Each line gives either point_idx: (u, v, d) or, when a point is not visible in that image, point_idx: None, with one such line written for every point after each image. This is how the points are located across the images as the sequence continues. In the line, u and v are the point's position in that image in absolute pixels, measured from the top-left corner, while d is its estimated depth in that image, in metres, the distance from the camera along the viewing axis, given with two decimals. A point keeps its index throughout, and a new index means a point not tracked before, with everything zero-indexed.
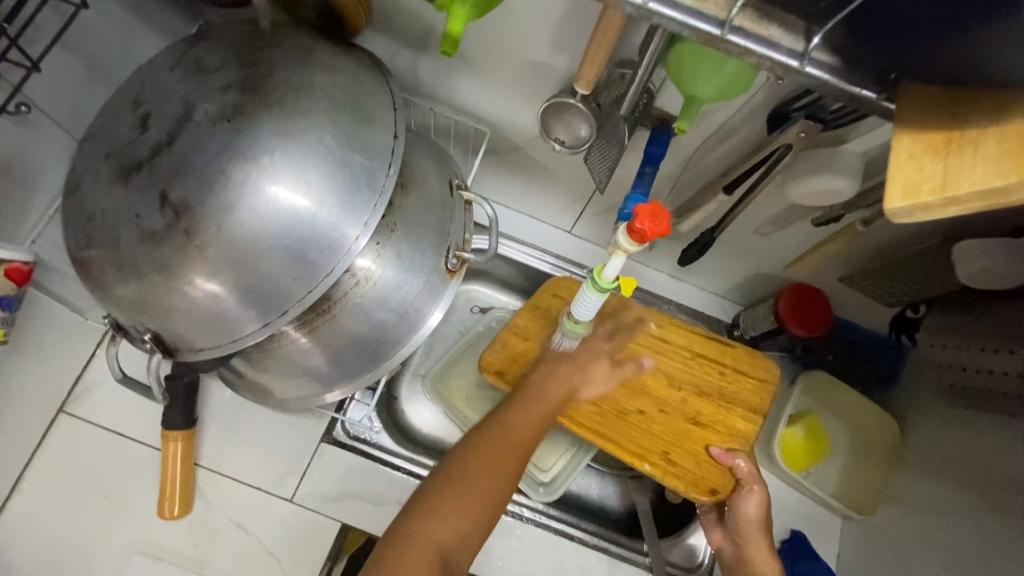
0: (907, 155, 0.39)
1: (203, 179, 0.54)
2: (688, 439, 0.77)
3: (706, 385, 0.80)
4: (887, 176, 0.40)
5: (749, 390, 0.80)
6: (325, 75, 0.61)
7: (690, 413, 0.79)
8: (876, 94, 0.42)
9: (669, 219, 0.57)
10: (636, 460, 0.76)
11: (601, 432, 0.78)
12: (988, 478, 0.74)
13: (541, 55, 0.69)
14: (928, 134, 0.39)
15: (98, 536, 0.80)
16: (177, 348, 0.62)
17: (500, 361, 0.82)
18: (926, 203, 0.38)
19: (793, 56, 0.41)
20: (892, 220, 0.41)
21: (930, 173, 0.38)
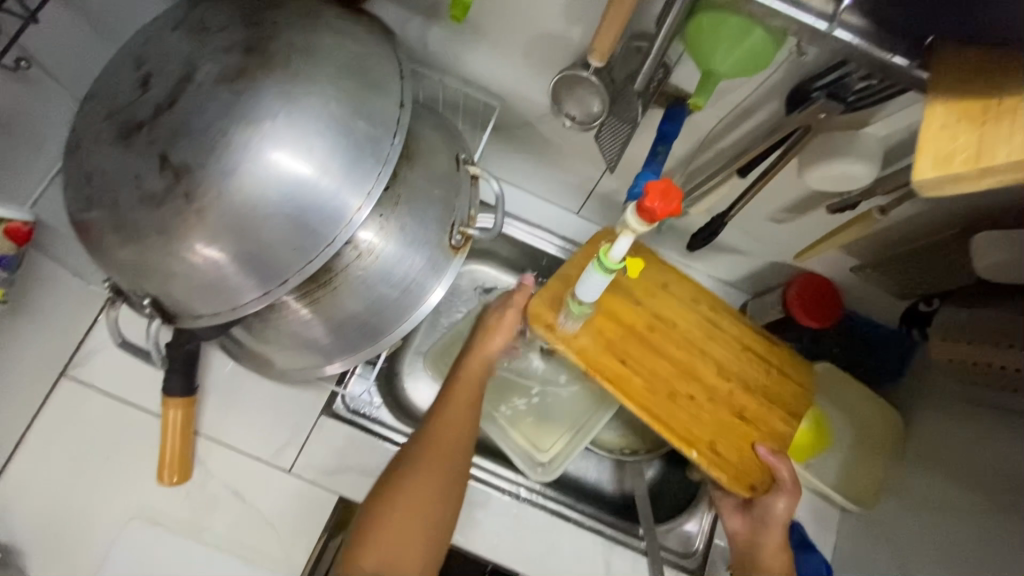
0: (941, 125, 0.43)
1: (203, 140, 0.53)
2: (732, 431, 0.76)
3: (751, 380, 0.80)
4: (920, 146, 0.43)
5: (790, 394, 0.80)
6: (331, 39, 0.59)
7: (736, 406, 0.78)
8: (908, 62, 0.45)
9: (681, 199, 0.55)
10: (682, 444, 0.74)
11: (650, 410, 0.75)
12: (994, 475, 0.73)
13: (554, 26, 0.66)
14: (964, 103, 0.43)
15: (99, 499, 0.81)
16: (177, 314, 0.61)
17: (551, 314, 0.77)
18: (957, 174, 0.41)
19: (821, 18, 0.44)
20: (920, 191, 0.44)
21: (964, 143, 0.42)
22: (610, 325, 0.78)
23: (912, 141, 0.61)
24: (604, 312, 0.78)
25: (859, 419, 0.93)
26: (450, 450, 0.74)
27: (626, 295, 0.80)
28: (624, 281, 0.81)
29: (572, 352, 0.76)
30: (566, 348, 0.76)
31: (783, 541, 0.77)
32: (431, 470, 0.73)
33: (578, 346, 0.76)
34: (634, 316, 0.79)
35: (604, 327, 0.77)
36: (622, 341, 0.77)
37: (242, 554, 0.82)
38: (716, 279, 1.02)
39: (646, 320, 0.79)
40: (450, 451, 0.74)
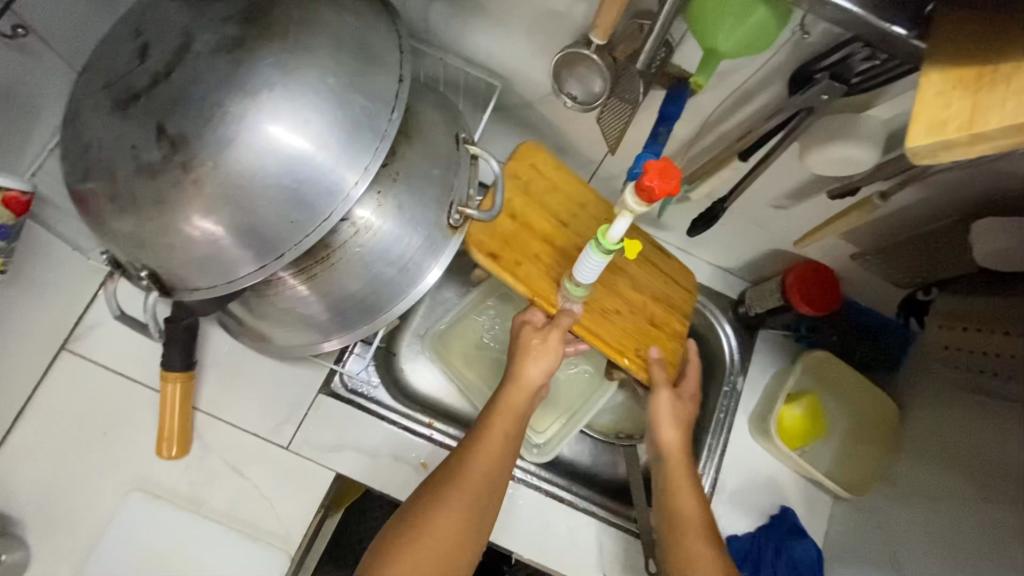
0: (935, 92, 0.42)
1: (200, 111, 0.53)
2: (647, 338, 0.83)
3: (656, 290, 0.85)
4: (913, 114, 0.42)
5: (683, 298, 0.87)
6: (331, 11, 0.59)
7: (650, 315, 0.84)
8: (907, 32, 0.44)
9: (680, 177, 0.55)
10: (614, 355, 0.80)
11: (590, 328, 0.80)
12: (986, 465, 0.73)
13: (557, 3, 0.65)
14: (960, 68, 0.41)
15: (97, 471, 0.82)
16: (174, 287, 0.61)
17: (490, 243, 0.79)
18: (950, 140, 0.40)
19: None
20: (917, 159, 0.44)
21: (957, 110, 0.40)
22: (543, 248, 0.81)
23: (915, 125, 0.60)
24: (535, 235, 0.81)
25: (853, 406, 0.95)
26: (487, 487, 0.69)
27: (554, 215, 0.83)
28: (551, 205, 0.83)
29: (516, 279, 0.79)
30: (511, 276, 0.79)
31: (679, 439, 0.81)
32: (467, 506, 0.67)
33: (521, 274, 0.79)
34: (560, 236, 0.82)
35: (540, 252, 0.81)
36: (555, 264, 0.81)
37: (240, 529, 0.83)
38: (715, 266, 1.02)
39: (573, 241, 0.82)
40: (488, 476, 0.69)
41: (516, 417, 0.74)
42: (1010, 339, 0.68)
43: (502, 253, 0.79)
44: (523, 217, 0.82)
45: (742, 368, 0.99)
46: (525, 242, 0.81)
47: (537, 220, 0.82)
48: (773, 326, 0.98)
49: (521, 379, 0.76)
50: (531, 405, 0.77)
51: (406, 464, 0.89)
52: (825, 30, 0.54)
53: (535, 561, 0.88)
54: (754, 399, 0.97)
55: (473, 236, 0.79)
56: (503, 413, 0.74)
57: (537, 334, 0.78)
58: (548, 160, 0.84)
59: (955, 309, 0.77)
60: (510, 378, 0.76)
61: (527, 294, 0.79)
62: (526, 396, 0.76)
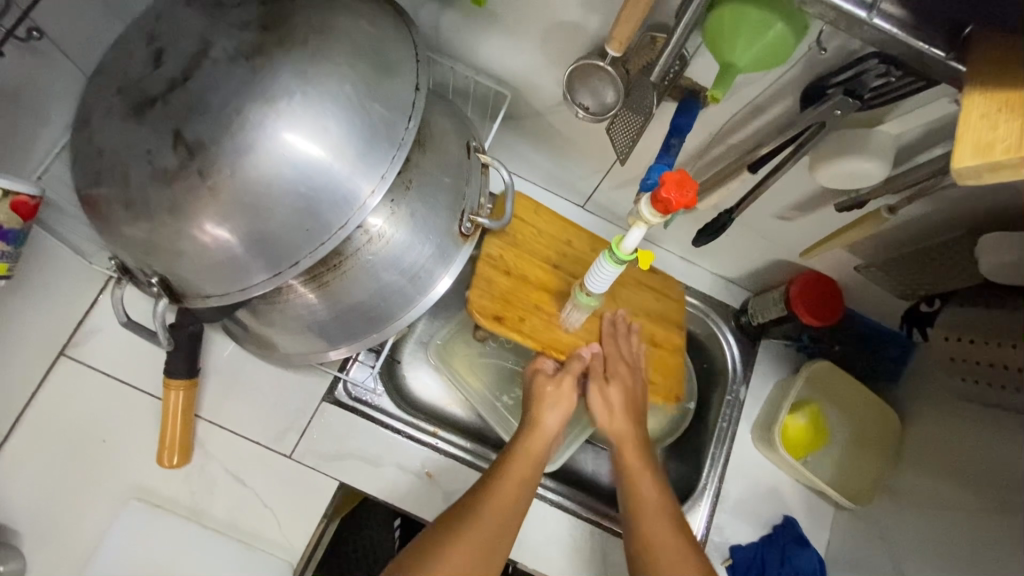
0: (980, 114, 0.42)
1: (218, 116, 0.53)
2: (655, 360, 0.85)
3: (648, 308, 0.88)
4: (957, 137, 0.43)
5: (674, 310, 0.89)
6: (349, 19, 0.58)
7: (649, 336, 0.86)
8: (945, 54, 0.45)
9: (697, 189, 0.55)
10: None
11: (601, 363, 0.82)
12: (989, 476, 0.74)
13: (572, 14, 0.66)
14: (1003, 93, 0.42)
15: (96, 480, 0.81)
16: (184, 294, 0.61)
17: (491, 304, 0.78)
18: (997, 162, 0.40)
19: (861, 6, 0.44)
20: (962, 180, 0.43)
21: (1004, 132, 0.40)
22: (542, 297, 0.81)
23: (924, 140, 0.61)
24: (532, 285, 0.81)
25: (855, 416, 0.95)
26: (499, 529, 0.69)
27: (543, 260, 0.83)
28: (537, 250, 0.84)
29: (524, 335, 0.78)
30: (520, 334, 0.78)
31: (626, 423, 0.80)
32: (472, 549, 0.67)
33: (528, 329, 0.79)
34: (555, 279, 0.83)
35: (539, 301, 0.81)
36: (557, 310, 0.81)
37: (241, 539, 0.82)
38: (718, 276, 1.03)
39: (567, 282, 0.83)
40: (500, 521, 0.69)
41: (533, 463, 0.75)
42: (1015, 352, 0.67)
43: (505, 312, 0.78)
44: (516, 269, 0.81)
45: (745, 378, 0.99)
46: (525, 295, 0.80)
47: (529, 269, 0.82)
48: (776, 336, 0.99)
49: (539, 424, 0.77)
50: (548, 451, 0.78)
51: (410, 473, 0.89)
52: (841, 45, 0.55)
53: (539, 572, 0.87)
54: (756, 410, 0.98)
55: (474, 302, 0.78)
56: (521, 458, 0.74)
57: (552, 380, 0.80)
58: (524, 206, 0.86)
59: (968, 319, 0.74)
60: (529, 423, 0.78)
61: (538, 348, 0.79)
62: (542, 442, 0.77)
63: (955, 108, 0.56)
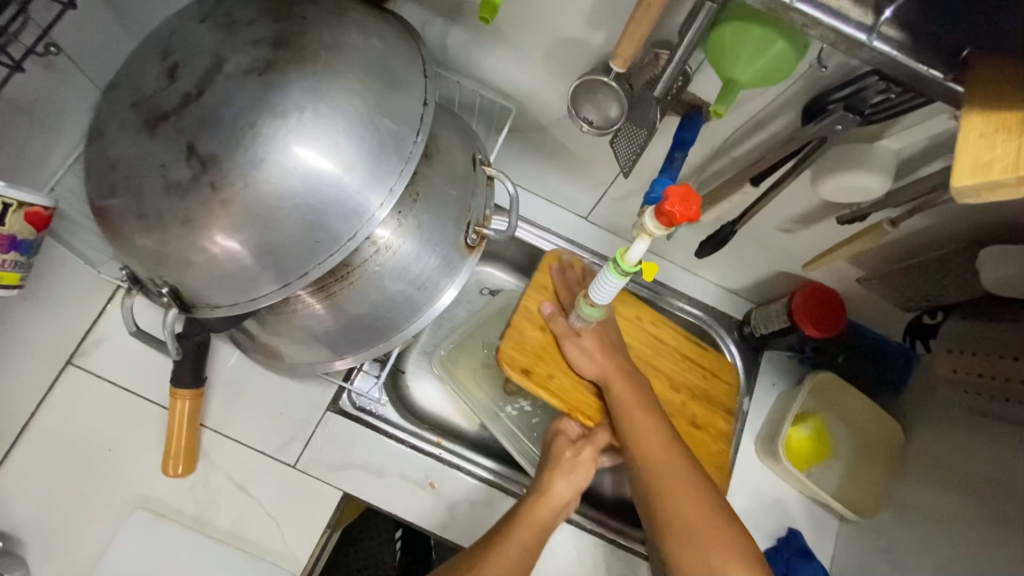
0: (977, 135, 0.43)
1: (231, 130, 0.54)
2: (694, 441, 0.84)
3: (692, 386, 0.88)
4: (956, 154, 0.43)
5: (722, 391, 0.89)
6: (359, 35, 0.60)
7: (690, 416, 0.86)
8: (942, 74, 0.45)
9: (700, 204, 0.56)
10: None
11: None
12: (993, 489, 0.74)
13: (577, 31, 0.67)
14: (1000, 112, 0.42)
15: (101, 489, 0.81)
16: (194, 304, 0.61)
17: (523, 358, 0.80)
18: (995, 181, 0.41)
19: (861, 29, 0.45)
20: (960, 198, 0.44)
21: (1002, 152, 0.41)
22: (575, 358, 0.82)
23: (924, 155, 0.62)
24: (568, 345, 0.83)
25: (856, 427, 0.95)
26: None
27: None
28: None
29: (549, 393, 0.80)
30: (545, 391, 0.80)
31: (610, 362, 0.80)
32: None
33: (554, 387, 0.80)
34: None
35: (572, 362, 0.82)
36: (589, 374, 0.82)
37: (245, 549, 0.82)
38: (721, 287, 1.03)
39: None
40: None
41: (537, 531, 0.73)
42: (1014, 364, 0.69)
43: (534, 366, 0.80)
44: (553, 326, 0.83)
45: (749, 389, 0.99)
46: (559, 353, 0.82)
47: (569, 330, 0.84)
48: (779, 348, 0.99)
49: (546, 495, 0.76)
50: (553, 520, 0.76)
51: (414, 484, 0.89)
52: (840, 63, 0.56)
53: None
54: (760, 420, 0.98)
55: (505, 352, 0.80)
56: (523, 526, 0.72)
57: (571, 448, 0.80)
58: (572, 265, 0.87)
59: (965, 332, 0.78)
60: (537, 491, 0.76)
61: (562, 407, 0.80)
62: (549, 511, 0.75)
63: (954, 124, 0.57)
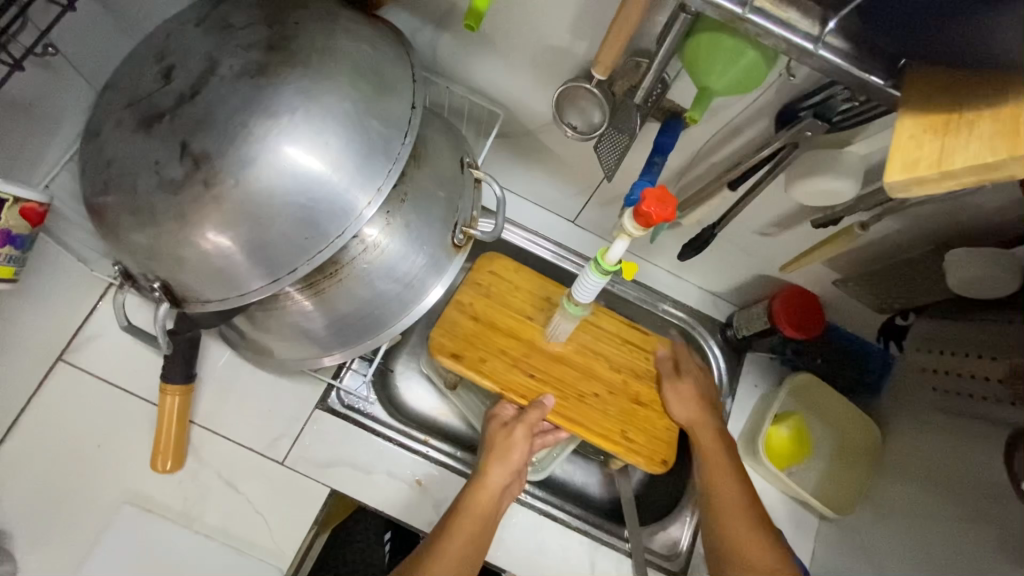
0: (908, 135, 0.44)
1: (223, 130, 0.56)
2: (634, 416, 0.84)
3: (635, 367, 0.88)
4: (889, 153, 0.45)
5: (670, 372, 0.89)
6: (349, 40, 0.62)
7: (633, 394, 0.86)
8: (883, 82, 0.48)
9: (675, 205, 0.58)
10: (601, 440, 0.82)
11: (566, 417, 0.82)
12: (965, 486, 0.76)
13: (561, 40, 0.70)
14: (929, 116, 0.44)
15: (89, 484, 0.81)
16: (185, 299, 0.63)
17: (453, 344, 0.84)
18: (921, 176, 0.42)
19: (809, 38, 0.48)
20: (893, 194, 0.45)
21: (928, 151, 0.43)
22: (508, 342, 0.85)
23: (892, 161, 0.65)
24: (501, 331, 0.86)
25: (837, 430, 0.97)
26: None
27: (517, 310, 0.88)
28: (512, 302, 0.88)
29: (483, 375, 0.82)
30: (478, 373, 0.82)
31: (704, 414, 0.86)
32: None
33: (487, 369, 0.83)
34: (527, 329, 0.87)
35: (505, 346, 0.85)
36: (521, 356, 0.85)
37: (232, 545, 0.83)
38: (704, 290, 1.06)
39: (539, 332, 0.87)
40: None
41: (481, 522, 0.75)
42: (993, 362, 0.69)
43: (466, 352, 0.83)
44: (485, 316, 0.86)
45: (731, 390, 1.01)
46: (489, 339, 0.85)
47: (500, 317, 0.87)
48: (760, 349, 1.02)
49: (483, 482, 0.77)
50: (497, 507, 0.78)
51: (401, 481, 0.90)
52: (809, 73, 0.59)
53: None
54: (743, 420, 1.00)
55: (436, 341, 0.84)
56: (466, 518, 0.74)
57: (505, 429, 0.80)
58: (505, 264, 0.90)
59: (935, 332, 0.79)
60: (474, 478, 0.78)
61: (496, 389, 0.82)
62: (489, 499, 0.77)
63: None
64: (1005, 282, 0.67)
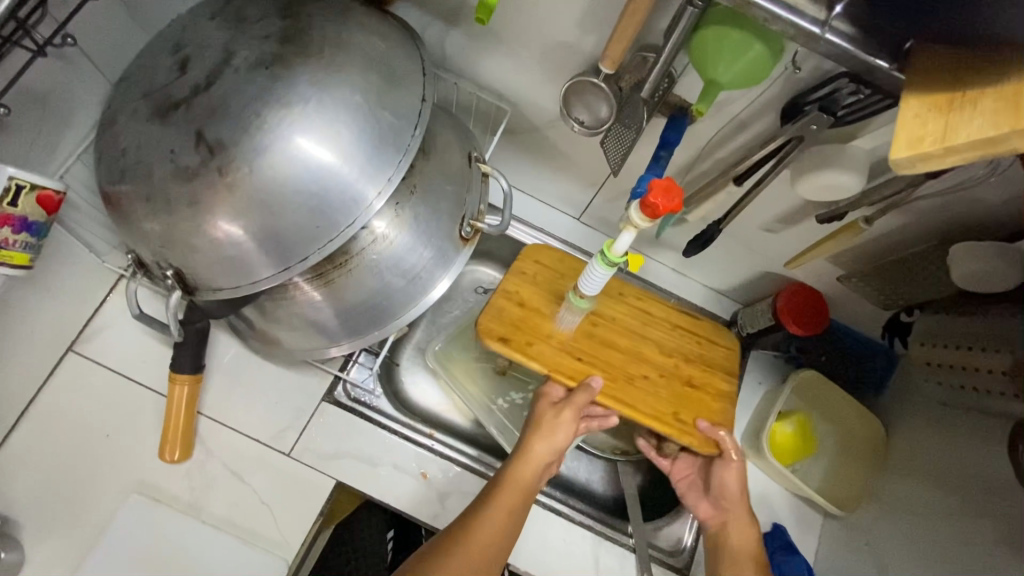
0: (914, 114, 0.44)
1: (237, 120, 0.57)
2: (689, 399, 0.81)
3: (687, 351, 0.86)
4: (895, 133, 0.44)
5: (724, 357, 0.87)
6: (362, 33, 0.63)
7: (685, 376, 0.83)
8: (889, 65, 0.49)
9: (682, 196, 0.59)
10: (654, 422, 0.79)
11: (617, 398, 0.79)
12: (971, 482, 0.76)
13: (569, 36, 0.71)
14: (935, 95, 0.44)
15: (98, 473, 0.82)
16: (196, 287, 0.64)
17: (500, 328, 0.82)
18: (925, 153, 0.42)
19: (815, 23, 0.49)
20: (899, 172, 0.45)
21: (932, 129, 0.42)
22: (556, 327, 0.83)
23: None
24: (548, 317, 0.83)
25: (842, 426, 0.97)
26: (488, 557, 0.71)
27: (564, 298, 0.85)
28: (560, 290, 0.85)
29: (530, 358, 0.80)
30: (525, 356, 0.79)
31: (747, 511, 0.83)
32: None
33: (534, 352, 0.80)
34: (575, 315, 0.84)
35: (552, 331, 0.82)
36: (569, 341, 0.82)
37: (238, 534, 0.83)
38: (709, 287, 1.06)
39: (587, 318, 0.84)
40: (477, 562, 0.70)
41: (522, 495, 0.75)
42: (1000, 355, 0.70)
43: (512, 335, 0.81)
44: (531, 303, 0.84)
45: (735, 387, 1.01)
46: (537, 324, 0.82)
47: (547, 304, 0.84)
48: (764, 346, 1.02)
49: (527, 457, 0.76)
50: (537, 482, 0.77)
51: (406, 474, 0.91)
52: (815, 66, 0.59)
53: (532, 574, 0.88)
54: (747, 417, 1.00)
55: (483, 325, 0.81)
56: (507, 492, 0.74)
57: (553, 407, 0.79)
58: (549, 254, 0.88)
59: (957, 329, 0.77)
60: (518, 454, 0.77)
61: (545, 371, 0.79)
62: (533, 472, 0.76)
63: None
64: (1008, 276, 0.68)
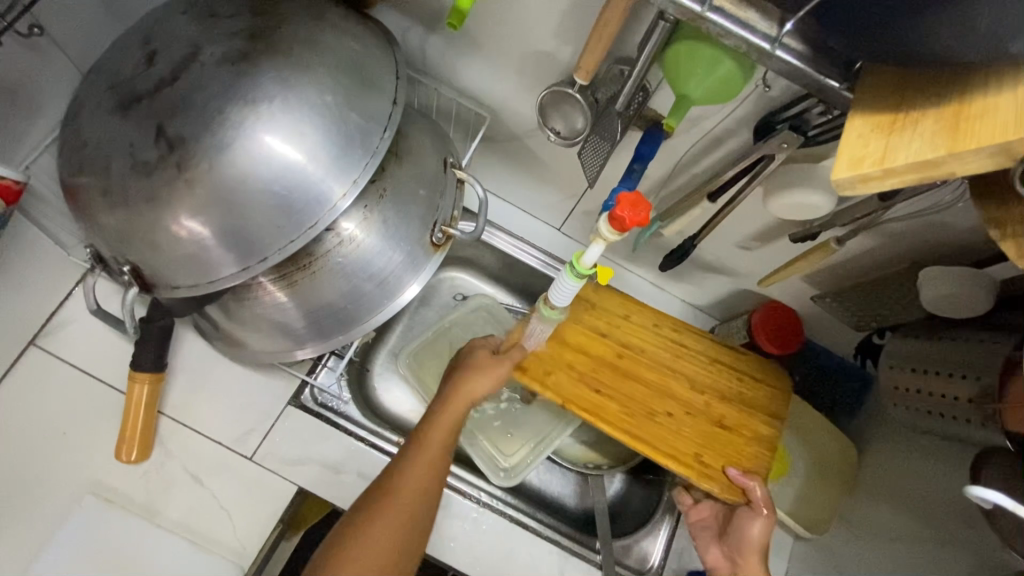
0: (857, 134, 0.44)
1: (200, 116, 0.56)
2: (718, 442, 0.79)
3: (724, 390, 0.83)
4: (838, 151, 0.44)
5: (766, 397, 0.84)
6: (334, 33, 0.62)
7: (715, 417, 0.81)
8: (839, 83, 0.50)
9: (649, 210, 0.58)
10: (670, 461, 0.76)
11: (631, 431, 0.77)
12: (939, 509, 0.75)
13: (546, 46, 0.71)
14: (879, 116, 0.44)
15: (50, 473, 0.79)
16: (155, 284, 0.62)
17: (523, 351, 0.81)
18: (865, 173, 0.41)
19: (765, 39, 0.49)
20: (839, 192, 0.44)
21: (874, 149, 0.42)
22: (578, 358, 0.81)
23: None
24: (570, 347, 0.82)
25: (814, 446, 0.94)
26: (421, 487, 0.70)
27: (595, 331, 0.83)
28: (593, 321, 0.84)
29: (545, 387, 0.79)
30: (541, 386, 0.79)
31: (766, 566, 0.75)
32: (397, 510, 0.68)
33: (550, 382, 0.79)
34: (601, 346, 0.83)
35: (572, 361, 0.81)
36: (592, 372, 0.81)
37: (194, 539, 0.81)
38: (687, 303, 1.05)
39: (614, 349, 0.83)
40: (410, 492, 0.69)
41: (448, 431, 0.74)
42: (965, 382, 0.68)
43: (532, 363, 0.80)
44: (559, 334, 0.83)
45: None
46: (556, 353, 0.81)
47: (571, 333, 0.83)
48: None
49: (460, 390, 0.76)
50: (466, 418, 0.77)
51: (371, 482, 0.89)
52: (785, 86, 0.60)
53: None
54: None
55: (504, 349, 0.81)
56: (438, 430, 0.73)
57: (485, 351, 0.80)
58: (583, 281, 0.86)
59: (912, 349, 0.75)
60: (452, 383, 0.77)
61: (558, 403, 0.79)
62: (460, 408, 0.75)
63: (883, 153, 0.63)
64: (977, 303, 0.68)
